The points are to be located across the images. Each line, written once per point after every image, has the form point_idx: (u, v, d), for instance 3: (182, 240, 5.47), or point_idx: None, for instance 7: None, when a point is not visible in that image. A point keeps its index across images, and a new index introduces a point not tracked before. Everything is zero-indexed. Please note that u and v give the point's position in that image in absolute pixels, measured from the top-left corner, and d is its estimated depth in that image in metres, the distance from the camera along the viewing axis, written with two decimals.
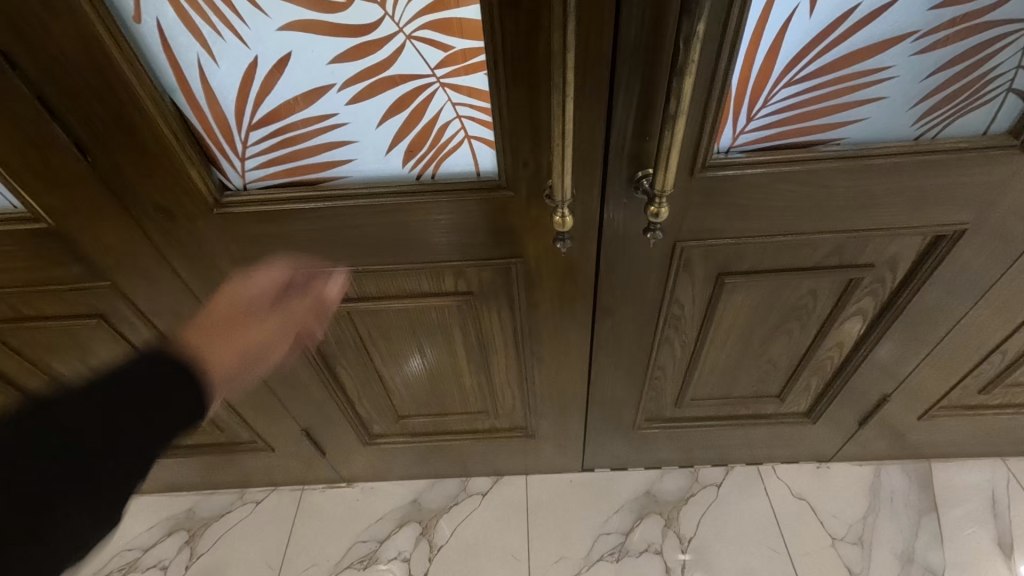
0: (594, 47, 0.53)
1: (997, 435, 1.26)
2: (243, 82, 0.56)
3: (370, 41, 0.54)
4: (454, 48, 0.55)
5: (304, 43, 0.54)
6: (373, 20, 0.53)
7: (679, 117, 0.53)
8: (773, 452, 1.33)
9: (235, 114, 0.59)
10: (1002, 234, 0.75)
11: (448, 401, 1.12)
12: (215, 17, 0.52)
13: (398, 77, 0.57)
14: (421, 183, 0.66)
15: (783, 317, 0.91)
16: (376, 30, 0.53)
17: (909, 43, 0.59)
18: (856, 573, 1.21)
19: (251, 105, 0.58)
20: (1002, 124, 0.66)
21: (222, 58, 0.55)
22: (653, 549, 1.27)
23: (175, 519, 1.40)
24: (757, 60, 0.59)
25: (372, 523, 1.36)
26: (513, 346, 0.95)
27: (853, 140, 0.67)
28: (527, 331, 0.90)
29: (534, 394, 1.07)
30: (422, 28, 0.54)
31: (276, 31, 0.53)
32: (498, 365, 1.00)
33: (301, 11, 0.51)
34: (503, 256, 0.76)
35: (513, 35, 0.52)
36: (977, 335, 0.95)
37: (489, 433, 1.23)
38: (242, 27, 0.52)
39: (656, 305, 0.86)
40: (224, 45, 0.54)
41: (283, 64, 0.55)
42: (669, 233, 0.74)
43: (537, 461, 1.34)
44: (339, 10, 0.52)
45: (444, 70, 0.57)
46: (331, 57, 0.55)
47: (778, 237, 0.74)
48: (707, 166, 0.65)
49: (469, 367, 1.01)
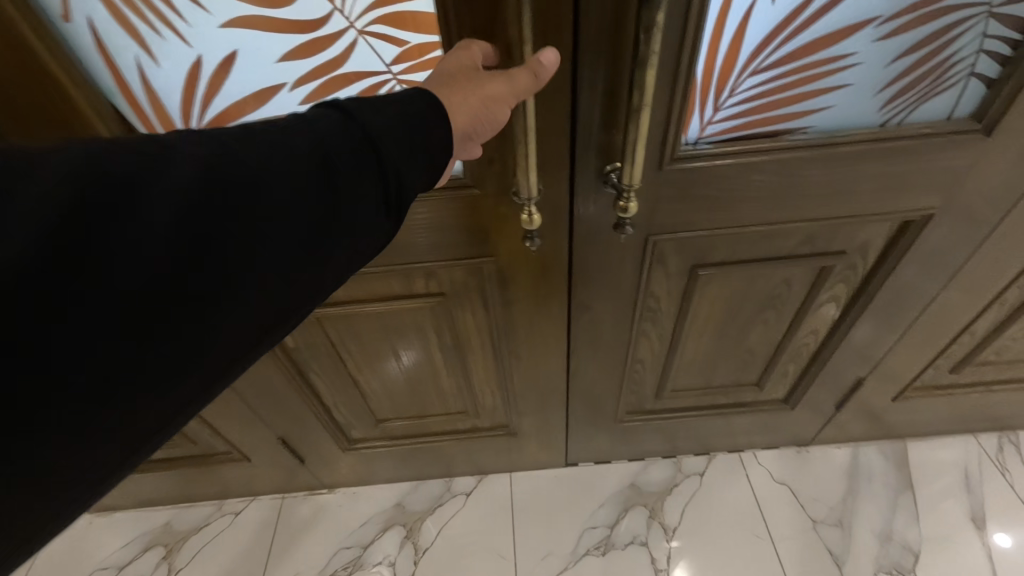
0: (555, 40, 0.52)
1: (969, 413, 1.28)
2: (187, 83, 0.53)
3: (320, 37, 0.52)
4: (409, 43, 0.53)
5: (249, 41, 0.51)
6: (322, 15, 0.50)
7: (644, 110, 0.52)
8: (755, 438, 1.34)
9: (181, 116, 0.56)
10: (967, 217, 0.76)
11: (427, 403, 1.10)
12: (153, 15, 0.49)
13: (352, 75, 0.55)
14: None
15: (758, 307, 0.91)
16: (325, 26, 0.51)
17: (871, 30, 0.59)
18: (837, 554, 1.23)
19: (198, 108, 0.55)
20: (966, 108, 0.66)
21: (163, 58, 0.52)
22: (639, 541, 1.28)
23: (152, 534, 1.36)
24: (721, 49, 0.58)
25: (356, 529, 1.34)
26: (490, 345, 0.93)
27: (820, 128, 0.67)
28: (503, 330, 0.89)
29: (514, 392, 1.06)
30: (373, 23, 0.51)
31: (218, 28, 0.50)
32: (476, 365, 0.99)
33: (243, 6, 0.49)
34: (474, 255, 0.75)
35: (470, 27, 0.50)
36: (948, 316, 0.97)
37: (470, 433, 1.22)
38: (182, 24, 0.50)
39: (632, 299, 0.86)
40: (164, 44, 0.51)
41: (229, 63, 0.53)
42: (640, 227, 0.73)
43: (520, 458, 1.33)
44: (284, 5, 0.49)
45: (400, 66, 0.55)
46: (280, 55, 0.53)
47: (749, 228, 0.74)
48: (675, 159, 0.64)
49: (447, 368, 1.00)
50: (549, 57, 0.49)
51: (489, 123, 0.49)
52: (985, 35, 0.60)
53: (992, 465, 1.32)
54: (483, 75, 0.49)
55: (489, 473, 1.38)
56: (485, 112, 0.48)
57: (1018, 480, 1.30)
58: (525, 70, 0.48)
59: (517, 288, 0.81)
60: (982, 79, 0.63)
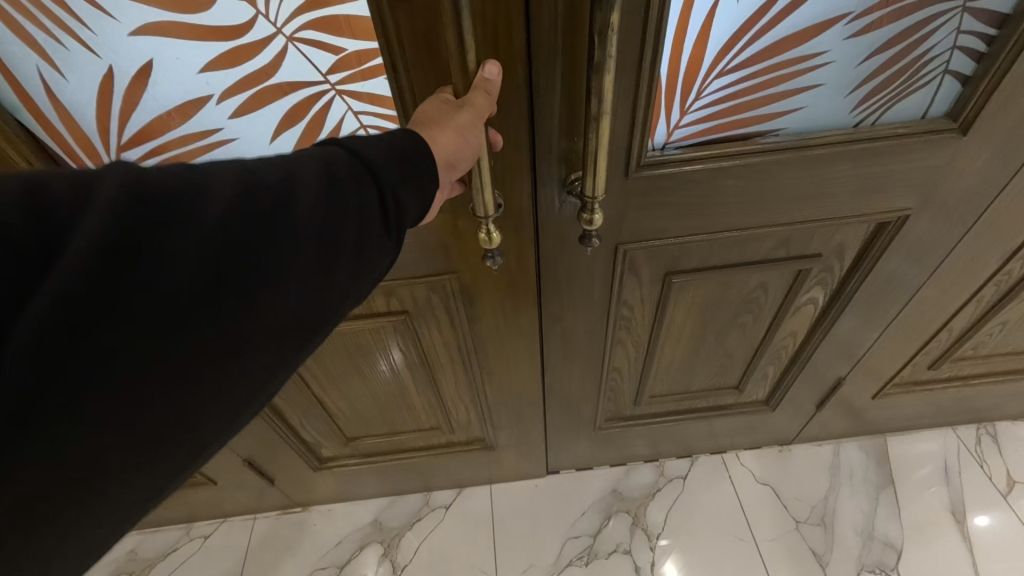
0: (505, 44, 0.48)
1: (948, 407, 1.28)
2: (100, 96, 0.51)
3: (243, 44, 0.49)
4: (347, 51, 0.50)
5: (165, 50, 0.48)
6: (245, 20, 0.48)
7: (603, 118, 0.49)
8: (737, 439, 1.33)
9: (98, 133, 0.53)
10: (943, 216, 0.74)
11: (399, 419, 1.06)
12: (51, 22, 0.47)
13: (284, 85, 0.52)
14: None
15: (735, 311, 0.88)
16: (249, 32, 0.48)
17: (841, 27, 0.56)
18: (820, 554, 1.22)
19: (116, 124, 0.53)
20: (940, 107, 0.63)
21: (69, 70, 0.49)
22: (623, 549, 1.25)
23: (115, 563, 1.30)
24: (686, 50, 0.55)
25: (331, 548, 1.29)
26: (460, 360, 0.89)
27: (792, 130, 0.64)
28: (473, 345, 0.85)
29: (490, 405, 1.02)
30: (303, 29, 0.49)
31: (128, 36, 0.47)
32: (447, 380, 0.95)
33: (155, 13, 0.46)
34: (436, 272, 0.71)
35: (410, 34, 0.47)
36: (924, 315, 0.95)
37: (446, 448, 1.18)
38: (87, 34, 0.47)
39: (605, 309, 0.82)
40: (69, 55, 0.48)
41: (144, 74, 0.50)
42: (609, 237, 0.69)
43: (501, 470, 1.30)
44: (200, 11, 0.47)
45: (337, 76, 0.52)
46: (202, 65, 0.50)
47: (721, 234, 0.71)
48: (641, 166, 0.61)
49: (417, 385, 0.96)
50: (492, 68, 0.47)
51: (466, 154, 0.47)
52: (959, 30, 0.57)
53: (970, 457, 1.33)
54: (450, 110, 0.46)
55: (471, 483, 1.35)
56: (461, 143, 0.46)
57: (996, 471, 1.30)
58: (482, 90, 0.47)
59: (485, 302, 0.77)
60: (958, 77, 0.60)
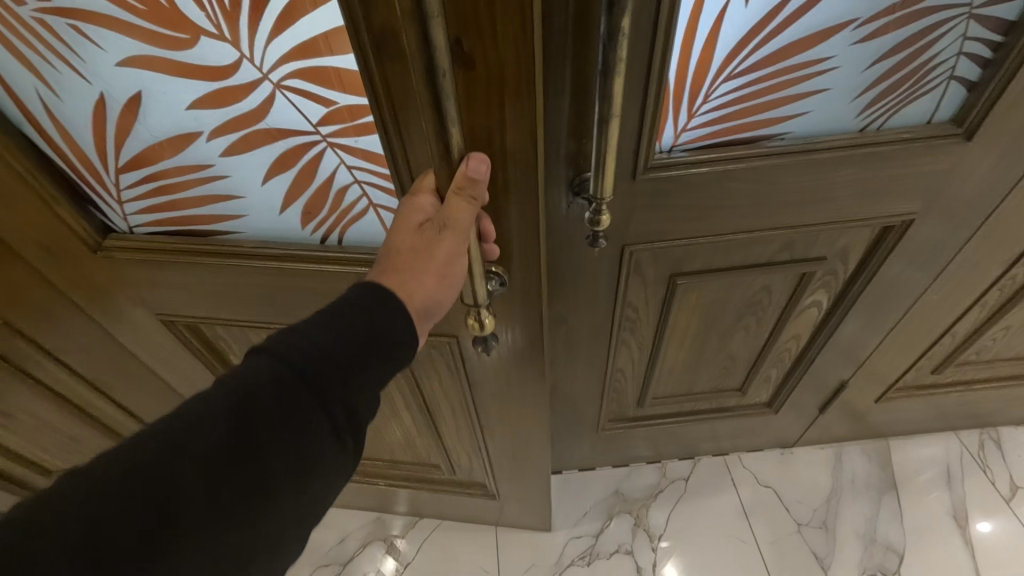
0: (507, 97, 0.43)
1: (951, 411, 1.28)
2: (95, 121, 0.54)
3: (231, 85, 0.50)
4: (338, 103, 0.51)
5: (153, 83, 0.50)
6: (231, 61, 0.48)
7: (611, 120, 0.49)
8: (738, 442, 1.33)
9: (96, 152, 0.56)
10: (948, 221, 0.74)
11: (399, 445, 1.05)
12: (44, 48, 0.49)
13: (273, 130, 0.54)
14: (325, 247, 0.63)
15: (739, 314, 0.89)
16: (235, 73, 0.49)
17: (848, 32, 0.56)
18: (821, 557, 1.23)
19: (112, 146, 0.56)
20: (945, 112, 0.64)
21: (64, 93, 0.52)
22: (624, 550, 1.26)
23: None
24: (694, 55, 0.55)
25: (335, 544, 1.30)
26: (464, 412, 0.89)
27: (798, 134, 0.65)
28: (473, 399, 0.84)
29: (493, 453, 0.98)
30: (290, 77, 0.49)
31: (115, 66, 0.49)
32: (447, 422, 0.94)
33: (140, 46, 0.48)
34: (438, 332, 0.73)
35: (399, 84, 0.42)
36: (927, 319, 0.95)
37: (445, 488, 1.17)
38: (78, 61, 0.49)
39: (609, 310, 0.83)
40: (61, 77, 0.51)
41: (133, 104, 0.52)
42: (615, 238, 0.70)
43: (502, 517, 1.25)
44: (185, 48, 0.48)
45: (328, 127, 0.53)
46: (189, 102, 0.52)
47: (727, 236, 0.71)
48: (649, 168, 0.61)
49: (415, 422, 0.96)
50: (472, 161, 0.46)
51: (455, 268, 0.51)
52: (965, 37, 0.58)
53: (973, 462, 1.32)
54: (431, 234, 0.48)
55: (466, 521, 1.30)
56: (449, 261, 0.49)
57: (999, 476, 1.30)
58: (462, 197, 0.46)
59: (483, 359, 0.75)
60: (963, 83, 0.61)
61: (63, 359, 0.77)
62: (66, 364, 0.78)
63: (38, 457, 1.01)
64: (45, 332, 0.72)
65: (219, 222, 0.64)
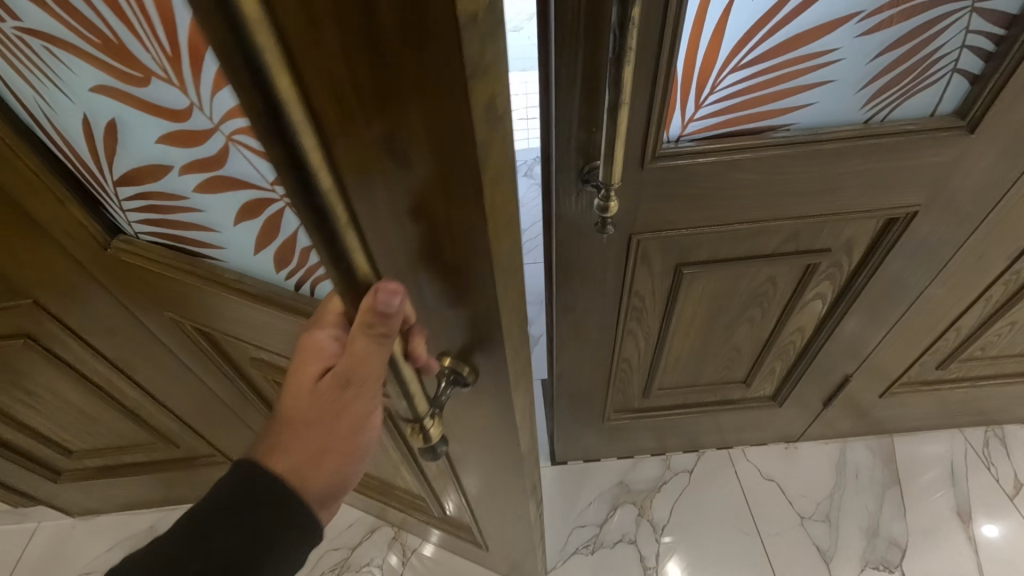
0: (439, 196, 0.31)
1: (956, 408, 1.28)
2: (85, 137, 0.54)
3: (193, 128, 0.50)
4: None
5: (127, 111, 0.51)
6: (183, 107, 0.48)
7: (621, 107, 0.51)
8: (742, 435, 1.34)
9: (93, 160, 0.57)
10: (951, 214, 0.76)
11: (391, 474, 1.02)
12: (28, 65, 0.49)
13: (233, 178, 0.54)
14: (297, 297, 0.62)
15: (745, 304, 0.90)
16: (189, 119, 0.49)
17: (853, 25, 0.58)
18: (824, 550, 1.24)
19: (104, 160, 0.57)
20: (949, 105, 0.65)
21: (56, 107, 0.52)
22: (628, 539, 1.27)
23: (136, 538, 1.35)
24: (702, 46, 0.57)
25: (343, 531, 1.33)
26: (456, 487, 0.82)
27: (803, 125, 0.66)
28: (458, 478, 0.77)
29: (476, 511, 0.90)
30: (239, 131, 0.49)
31: (90, 90, 0.49)
32: (441, 486, 0.88)
33: (104, 77, 0.48)
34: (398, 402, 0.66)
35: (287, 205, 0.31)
36: (932, 312, 0.96)
37: (438, 525, 1.12)
38: (63, 80, 0.49)
39: (617, 298, 0.85)
40: (52, 91, 0.51)
41: (112, 129, 0.53)
42: (622, 227, 0.72)
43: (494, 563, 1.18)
44: (139, 85, 0.47)
45: None
46: (158, 136, 0.52)
47: (733, 225, 0.73)
48: (657, 157, 0.63)
49: (406, 468, 0.91)
50: (377, 295, 0.34)
51: (366, 415, 0.44)
52: (968, 30, 0.59)
53: (978, 459, 1.33)
54: (336, 378, 0.41)
55: (456, 554, 1.25)
56: (365, 401, 0.43)
57: (1004, 474, 1.30)
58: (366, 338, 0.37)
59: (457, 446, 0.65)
60: (966, 75, 0.62)
61: (85, 339, 0.80)
62: (89, 344, 0.81)
63: (60, 436, 1.05)
64: (71, 313, 0.75)
65: (203, 247, 0.65)
